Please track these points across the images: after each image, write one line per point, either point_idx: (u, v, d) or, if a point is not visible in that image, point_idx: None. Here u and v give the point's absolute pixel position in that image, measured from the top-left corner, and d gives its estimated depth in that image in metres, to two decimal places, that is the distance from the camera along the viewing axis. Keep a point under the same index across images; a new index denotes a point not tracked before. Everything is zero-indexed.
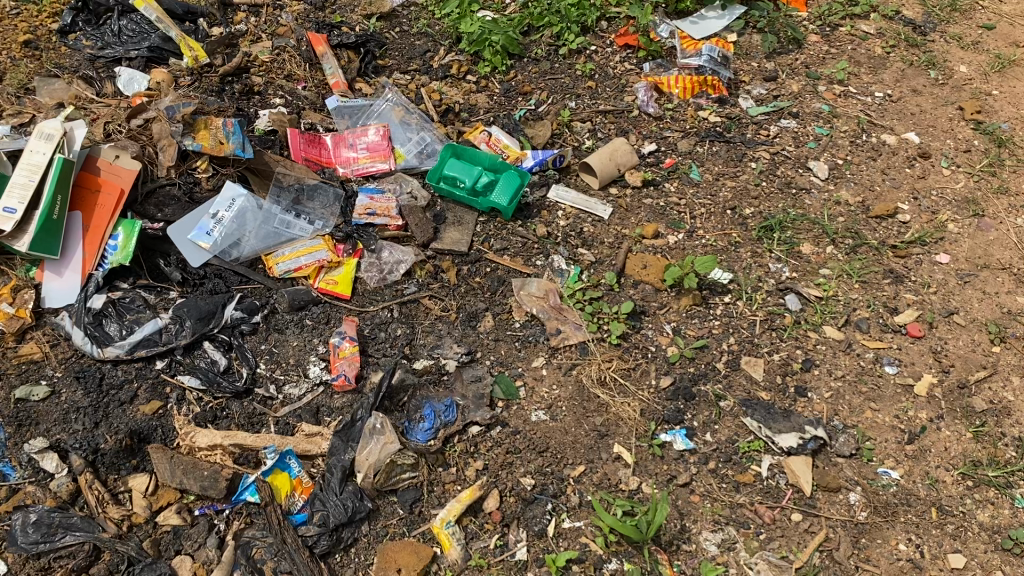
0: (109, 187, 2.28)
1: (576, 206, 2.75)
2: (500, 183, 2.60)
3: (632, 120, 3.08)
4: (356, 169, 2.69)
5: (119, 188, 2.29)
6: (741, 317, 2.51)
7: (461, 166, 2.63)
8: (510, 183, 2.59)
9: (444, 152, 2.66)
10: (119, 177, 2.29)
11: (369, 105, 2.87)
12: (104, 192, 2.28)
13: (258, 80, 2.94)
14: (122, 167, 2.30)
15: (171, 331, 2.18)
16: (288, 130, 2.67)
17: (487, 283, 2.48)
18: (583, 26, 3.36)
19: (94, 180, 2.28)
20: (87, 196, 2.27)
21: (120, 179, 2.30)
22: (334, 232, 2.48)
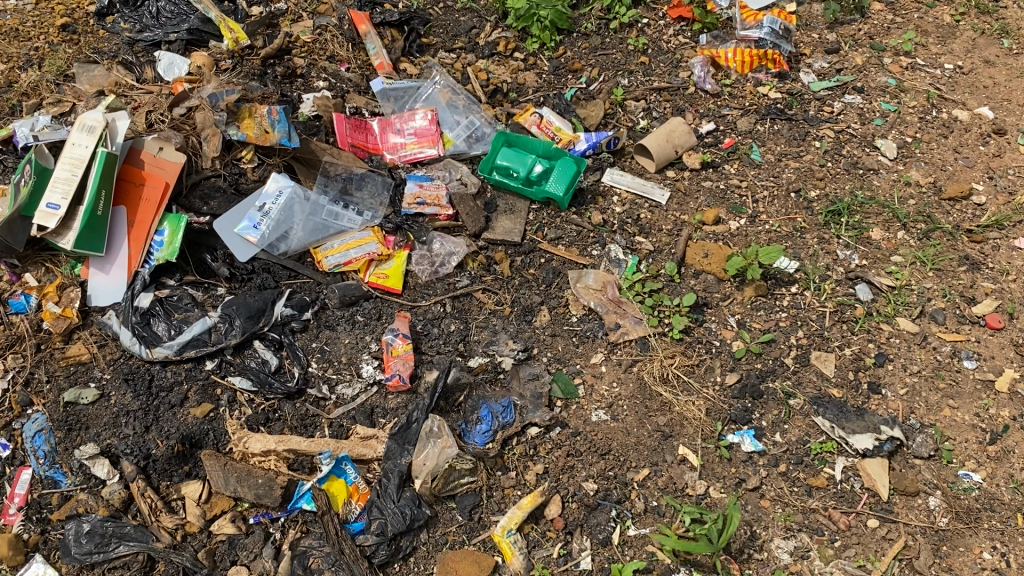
0: (154, 181, 2.20)
1: (632, 190, 2.63)
2: (555, 172, 2.51)
3: (688, 97, 2.95)
4: (404, 156, 2.60)
5: (164, 181, 2.21)
6: (810, 308, 2.40)
7: (514, 156, 2.53)
8: (565, 172, 2.50)
9: (496, 140, 2.55)
10: (163, 170, 2.21)
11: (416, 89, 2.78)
12: (148, 185, 2.20)
13: (301, 62, 2.85)
14: (167, 159, 2.22)
15: (220, 330, 2.11)
16: (334, 114, 2.56)
17: (542, 275, 2.38)
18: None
19: (138, 173, 2.20)
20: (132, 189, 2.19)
21: (165, 171, 2.21)
22: (383, 223, 2.39)
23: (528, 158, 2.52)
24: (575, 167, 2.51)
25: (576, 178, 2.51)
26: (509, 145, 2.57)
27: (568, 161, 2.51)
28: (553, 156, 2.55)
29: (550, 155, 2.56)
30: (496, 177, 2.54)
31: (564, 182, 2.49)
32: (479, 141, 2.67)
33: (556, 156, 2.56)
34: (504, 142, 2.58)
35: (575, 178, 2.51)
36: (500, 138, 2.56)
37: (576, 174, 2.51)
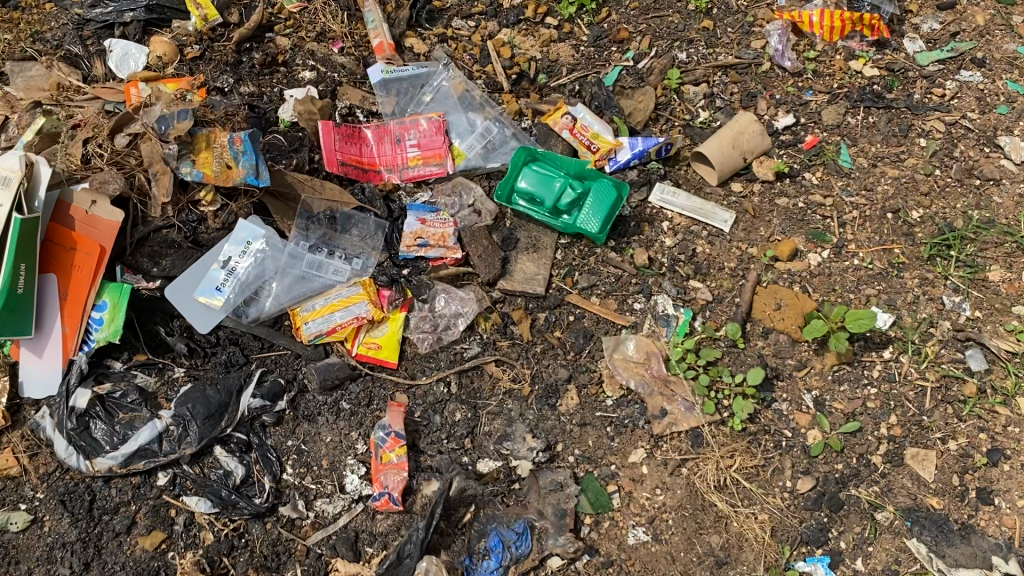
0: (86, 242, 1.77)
1: (687, 213, 2.12)
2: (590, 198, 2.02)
3: (761, 78, 2.37)
4: (407, 174, 2.14)
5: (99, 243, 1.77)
6: (906, 381, 1.92)
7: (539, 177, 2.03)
8: (603, 200, 2.01)
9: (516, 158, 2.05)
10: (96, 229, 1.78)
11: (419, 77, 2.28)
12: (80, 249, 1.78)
13: (284, 44, 2.34)
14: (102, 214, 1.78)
15: (173, 436, 1.73)
16: (321, 123, 2.09)
17: (571, 339, 1.93)
18: None
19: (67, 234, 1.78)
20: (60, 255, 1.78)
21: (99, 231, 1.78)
22: (377, 274, 1.95)
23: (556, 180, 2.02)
24: (614, 193, 2.01)
25: (616, 206, 2.02)
26: (533, 164, 2.06)
27: (605, 185, 2.01)
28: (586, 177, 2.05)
29: (582, 176, 2.06)
30: (517, 203, 2.06)
31: (602, 212, 2.01)
32: (497, 152, 2.18)
33: (590, 176, 2.06)
34: (525, 158, 2.07)
35: (614, 206, 2.02)
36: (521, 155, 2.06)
37: (615, 202, 2.02)
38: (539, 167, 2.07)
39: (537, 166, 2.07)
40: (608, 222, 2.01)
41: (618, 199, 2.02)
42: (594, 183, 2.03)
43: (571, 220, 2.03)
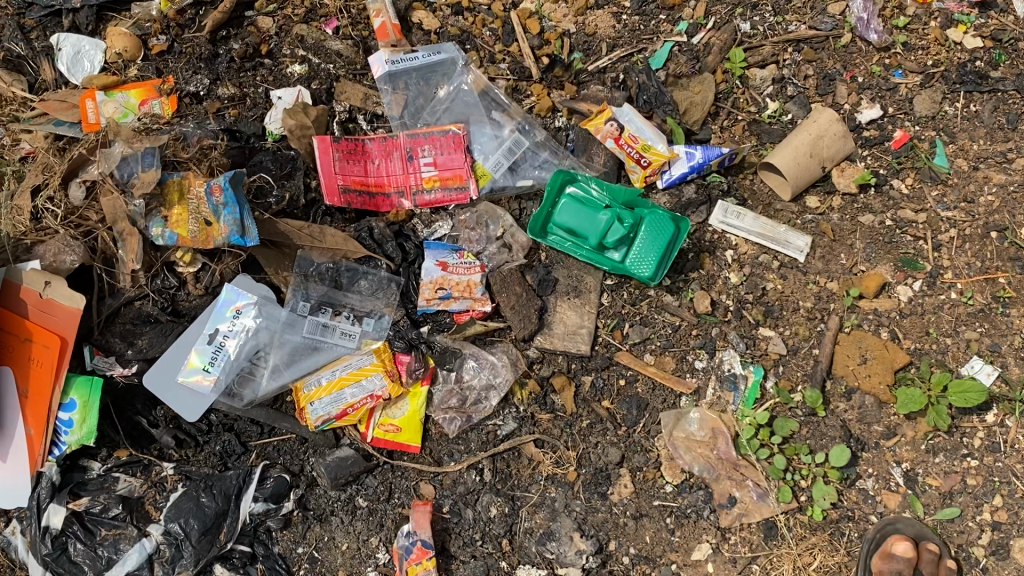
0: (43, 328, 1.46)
1: (758, 240, 1.79)
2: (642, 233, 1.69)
3: (839, 55, 1.94)
4: (422, 199, 1.80)
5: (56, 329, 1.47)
6: (1013, 453, 1.63)
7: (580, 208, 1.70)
8: (657, 237, 1.68)
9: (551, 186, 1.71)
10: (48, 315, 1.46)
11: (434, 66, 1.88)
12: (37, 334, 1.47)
13: (266, 26, 1.94)
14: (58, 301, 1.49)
15: (165, 558, 1.49)
16: (317, 140, 1.74)
17: (622, 411, 1.65)
18: None
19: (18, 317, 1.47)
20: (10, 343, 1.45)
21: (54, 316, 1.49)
22: (392, 338, 1.66)
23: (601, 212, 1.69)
24: (670, 226, 1.68)
25: (672, 241, 1.70)
26: (572, 191, 1.72)
27: (659, 218, 1.68)
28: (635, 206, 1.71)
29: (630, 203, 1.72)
30: (554, 240, 1.73)
31: (657, 250, 1.69)
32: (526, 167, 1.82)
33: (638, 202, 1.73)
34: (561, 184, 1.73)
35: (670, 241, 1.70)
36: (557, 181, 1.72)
37: (671, 236, 1.69)
38: (578, 195, 1.73)
39: (576, 193, 1.72)
40: (662, 260, 1.70)
41: (674, 234, 1.69)
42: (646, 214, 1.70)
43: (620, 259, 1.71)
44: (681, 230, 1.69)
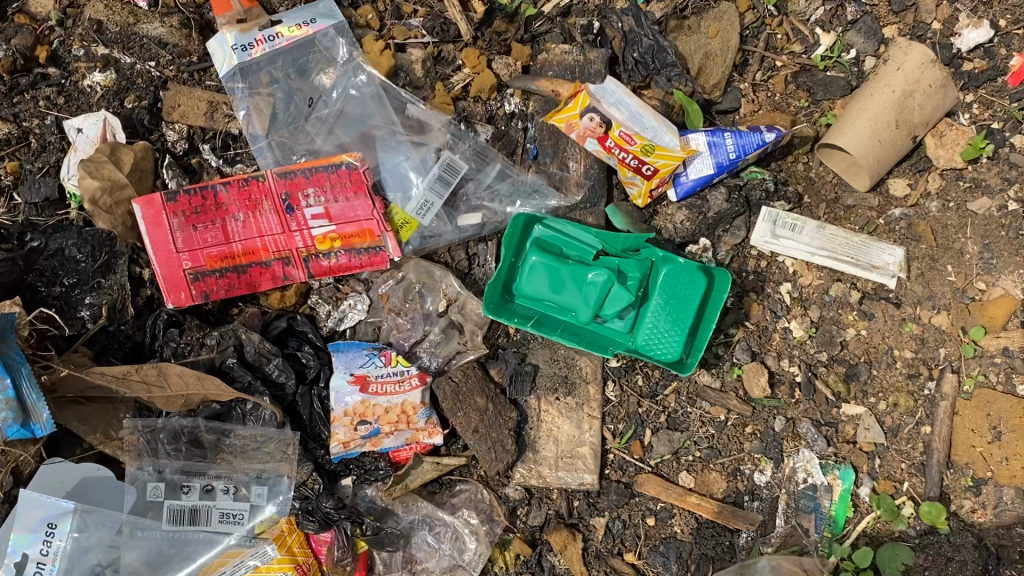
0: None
1: (828, 263, 1.19)
2: (656, 299, 1.11)
3: None
4: (319, 268, 1.17)
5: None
6: None
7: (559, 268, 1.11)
8: (680, 303, 1.10)
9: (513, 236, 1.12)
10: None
11: (307, 46, 1.21)
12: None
13: (41, 12, 1.24)
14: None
15: None
16: (141, 204, 1.12)
17: (654, 565, 1.15)
18: None
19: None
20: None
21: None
22: (304, 513, 1.11)
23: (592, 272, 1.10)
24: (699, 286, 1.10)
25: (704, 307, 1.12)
26: (545, 241, 1.14)
27: (681, 274, 1.10)
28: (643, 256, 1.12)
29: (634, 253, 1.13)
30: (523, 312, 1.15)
31: (681, 324, 1.11)
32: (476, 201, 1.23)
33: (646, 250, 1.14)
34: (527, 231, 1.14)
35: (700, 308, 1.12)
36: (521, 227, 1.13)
37: (701, 301, 1.11)
38: (555, 245, 1.14)
39: (551, 243, 1.14)
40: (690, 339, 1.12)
41: (706, 297, 1.11)
42: (660, 268, 1.11)
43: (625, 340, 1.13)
44: (716, 292, 1.11)
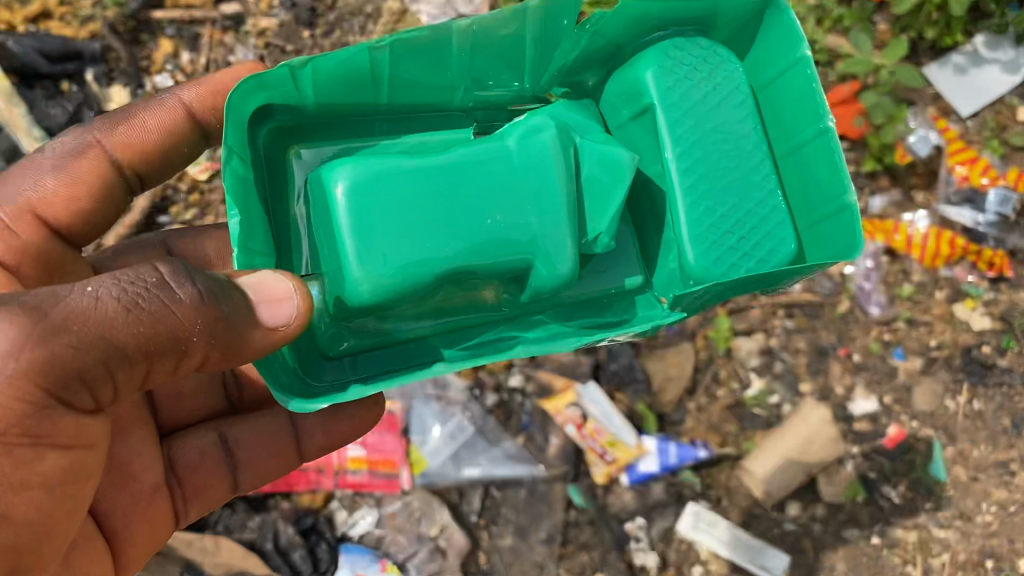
0: (240, 450, 1.22)
1: (732, 556, 1.66)
2: (550, 140, 0.89)
3: (837, 324, 1.77)
4: (346, 479, 1.63)
5: (69, 227, 1.18)
6: None
7: (433, 168, 0.87)
8: (735, 138, 0.96)
9: (244, 178, 0.86)
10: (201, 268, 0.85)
11: None
12: (202, 486, 1.21)
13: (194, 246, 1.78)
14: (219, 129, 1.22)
15: None
16: None
17: None
18: None
19: (213, 343, 0.83)
20: (54, 454, 0.86)
21: (169, 148, 1.20)
22: None
23: (486, 146, 0.89)
24: (767, 99, 0.99)
25: (774, 100, 0.97)
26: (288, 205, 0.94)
27: (693, 60, 0.96)
28: (493, 42, 0.93)
29: (601, 42, 0.98)
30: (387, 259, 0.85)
31: (753, 132, 0.96)
32: (481, 445, 1.67)
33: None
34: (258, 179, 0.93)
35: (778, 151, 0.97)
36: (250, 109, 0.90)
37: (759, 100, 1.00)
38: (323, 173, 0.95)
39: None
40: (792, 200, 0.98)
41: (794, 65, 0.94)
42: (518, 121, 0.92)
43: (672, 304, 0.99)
44: (818, 79, 0.91)
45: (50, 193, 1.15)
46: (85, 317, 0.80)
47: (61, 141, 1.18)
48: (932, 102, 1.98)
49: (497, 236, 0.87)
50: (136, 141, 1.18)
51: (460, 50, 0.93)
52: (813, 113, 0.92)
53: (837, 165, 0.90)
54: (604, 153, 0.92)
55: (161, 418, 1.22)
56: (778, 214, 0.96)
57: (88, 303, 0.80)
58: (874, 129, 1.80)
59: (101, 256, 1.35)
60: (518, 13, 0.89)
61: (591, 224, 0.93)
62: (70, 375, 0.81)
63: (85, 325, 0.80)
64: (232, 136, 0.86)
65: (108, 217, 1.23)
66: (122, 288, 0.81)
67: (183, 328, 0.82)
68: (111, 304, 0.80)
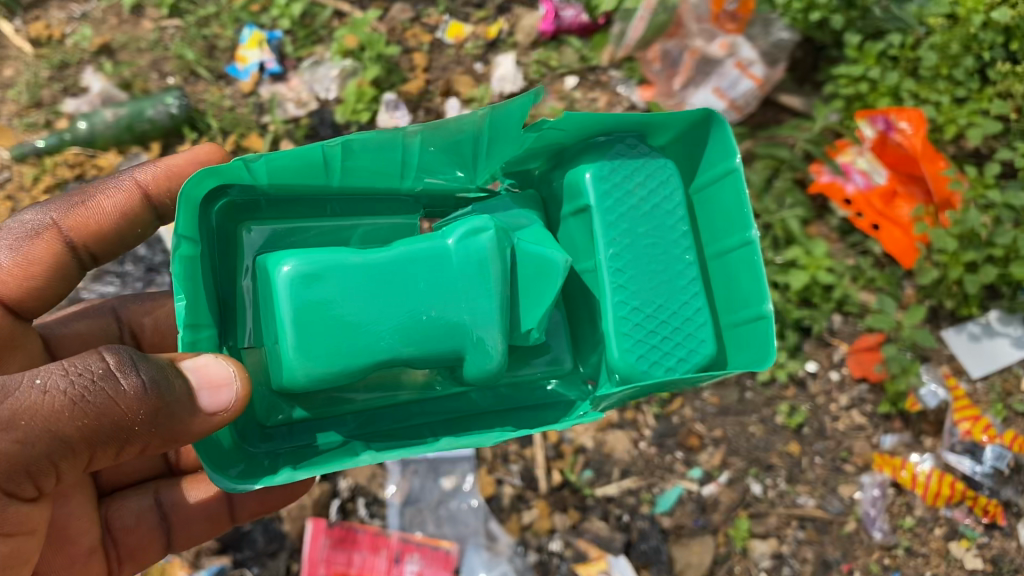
0: (174, 513, 1.55)
1: None
2: (486, 242, 1.16)
3: (842, 542, 2.05)
4: None
5: (21, 299, 1.44)
6: None
7: (357, 270, 1.13)
8: (663, 242, 1.26)
9: (193, 257, 1.13)
10: (144, 355, 1.08)
11: (457, 460, 2.02)
12: (137, 546, 1.54)
13: None
14: (169, 211, 1.56)
15: None
16: (312, 523, 1.93)
17: None
18: (805, 299, 2.22)
19: (155, 431, 1.08)
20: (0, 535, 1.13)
21: (123, 228, 1.52)
22: None
23: (428, 246, 1.16)
24: (700, 199, 1.31)
25: (713, 206, 1.29)
26: (236, 278, 1.22)
27: (632, 165, 1.27)
28: (439, 144, 1.22)
29: (549, 141, 1.29)
30: (321, 332, 1.11)
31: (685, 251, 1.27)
32: None
33: (503, 104, 1.16)
34: (213, 250, 1.20)
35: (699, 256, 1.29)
36: (203, 192, 1.17)
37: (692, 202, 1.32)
38: (268, 246, 1.22)
39: (260, 371, 1.20)
40: (719, 302, 1.30)
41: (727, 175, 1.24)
42: (461, 222, 1.18)
43: (595, 386, 1.32)
44: (747, 192, 1.22)
45: (6, 272, 1.42)
46: (33, 413, 1.03)
47: (22, 221, 1.46)
48: (947, 361, 2.29)
49: (434, 327, 1.15)
50: (82, 221, 1.48)
51: (419, 146, 1.20)
52: (740, 227, 1.24)
53: (759, 269, 1.21)
54: (537, 252, 1.21)
55: (101, 482, 1.54)
56: (700, 315, 1.26)
57: (37, 398, 1.03)
58: (891, 377, 2.11)
59: (54, 313, 1.63)
60: (466, 119, 1.17)
61: (522, 321, 1.22)
62: (17, 467, 1.06)
63: (32, 418, 1.03)
64: (184, 222, 1.11)
65: (59, 289, 1.50)
66: (70, 382, 1.04)
67: (125, 418, 1.06)
68: (65, 398, 1.04)
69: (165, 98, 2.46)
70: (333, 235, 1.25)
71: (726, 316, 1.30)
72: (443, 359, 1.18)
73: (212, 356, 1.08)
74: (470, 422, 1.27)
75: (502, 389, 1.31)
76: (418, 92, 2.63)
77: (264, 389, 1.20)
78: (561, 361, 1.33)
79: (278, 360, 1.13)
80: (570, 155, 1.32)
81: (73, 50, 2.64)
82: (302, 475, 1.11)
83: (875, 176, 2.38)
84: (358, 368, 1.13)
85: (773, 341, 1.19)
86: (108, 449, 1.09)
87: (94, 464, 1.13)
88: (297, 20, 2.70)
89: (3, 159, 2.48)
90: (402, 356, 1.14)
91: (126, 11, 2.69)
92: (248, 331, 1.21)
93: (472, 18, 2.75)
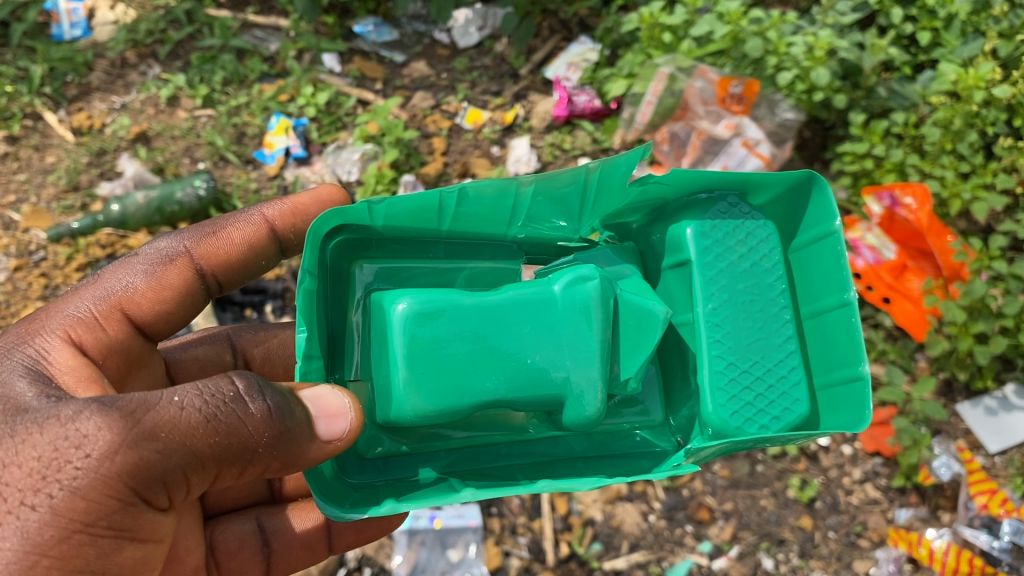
0: (275, 539, 1.53)
1: None
2: (593, 291, 1.12)
3: None
4: None
5: (151, 323, 1.41)
6: None
7: (470, 311, 1.10)
8: (762, 299, 1.20)
9: (314, 292, 1.09)
10: (269, 383, 1.05)
11: (462, 530, 2.04)
12: (237, 569, 1.51)
13: None
14: (293, 245, 1.57)
15: None
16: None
17: None
18: None
19: (276, 455, 1.04)
20: (131, 546, 1.08)
21: (248, 259, 1.53)
22: None
23: (535, 292, 1.12)
24: (800, 258, 1.24)
25: (812, 263, 1.21)
26: (346, 312, 1.21)
27: (732, 223, 1.22)
28: (549, 194, 1.19)
29: (652, 194, 1.25)
30: (426, 372, 1.08)
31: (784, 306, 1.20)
32: None
33: (612, 156, 1.15)
34: (326, 285, 1.19)
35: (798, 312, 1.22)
36: (326, 228, 1.15)
37: (791, 261, 1.25)
38: (377, 283, 1.22)
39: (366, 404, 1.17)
40: (813, 360, 1.23)
41: (827, 236, 1.17)
42: (568, 270, 1.15)
43: (686, 440, 1.26)
44: (846, 251, 1.14)
45: (138, 294, 1.39)
46: (172, 425, 1.01)
47: (155, 248, 1.45)
48: (963, 435, 2.28)
49: (541, 375, 1.11)
50: (213, 250, 1.47)
51: (531, 195, 1.18)
52: (838, 286, 1.16)
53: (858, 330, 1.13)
54: (639, 304, 1.16)
55: (208, 505, 1.53)
56: (796, 374, 1.19)
57: (174, 412, 1.01)
58: (903, 450, 2.09)
59: (173, 341, 1.65)
60: (577, 172, 1.16)
61: (622, 371, 1.17)
62: (151, 478, 1.02)
63: (170, 432, 1.01)
64: (308, 257, 1.09)
65: (184, 314, 1.48)
66: (205, 400, 1.01)
67: (251, 439, 1.02)
68: (200, 417, 1.01)
69: (193, 180, 2.57)
70: (440, 277, 1.24)
71: (822, 376, 1.21)
72: (545, 405, 1.13)
73: (330, 387, 1.05)
74: (559, 466, 1.22)
75: (595, 436, 1.27)
76: (435, 174, 2.71)
77: (367, 422, 1.17)
78: (652, 414, 1.28)
79: (386, 396, 1.09)
80: (671, 210, 1.28)
81: (111, 138, 2.80)
82: (403, 508, 1.04)
83: (884, 251, 2.42)
84: (461, 409, 1.09)
85: (869, 405, 1.10)
86: (234, 468, 1.05)
87: (219, 484, 1.09)
88: (322, 109, 2.83)
89: (40, 240, 2.62)
90: (504, 399, 1.10)
91: (163, 102, 2.85)
92: (355, 365, 1.18)
93: (489, 105, 2.89)
